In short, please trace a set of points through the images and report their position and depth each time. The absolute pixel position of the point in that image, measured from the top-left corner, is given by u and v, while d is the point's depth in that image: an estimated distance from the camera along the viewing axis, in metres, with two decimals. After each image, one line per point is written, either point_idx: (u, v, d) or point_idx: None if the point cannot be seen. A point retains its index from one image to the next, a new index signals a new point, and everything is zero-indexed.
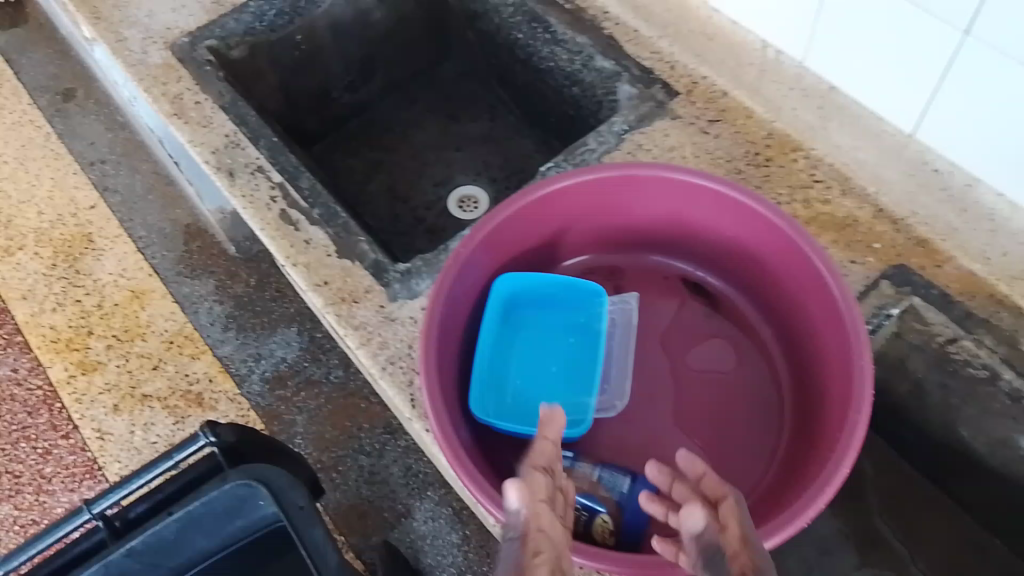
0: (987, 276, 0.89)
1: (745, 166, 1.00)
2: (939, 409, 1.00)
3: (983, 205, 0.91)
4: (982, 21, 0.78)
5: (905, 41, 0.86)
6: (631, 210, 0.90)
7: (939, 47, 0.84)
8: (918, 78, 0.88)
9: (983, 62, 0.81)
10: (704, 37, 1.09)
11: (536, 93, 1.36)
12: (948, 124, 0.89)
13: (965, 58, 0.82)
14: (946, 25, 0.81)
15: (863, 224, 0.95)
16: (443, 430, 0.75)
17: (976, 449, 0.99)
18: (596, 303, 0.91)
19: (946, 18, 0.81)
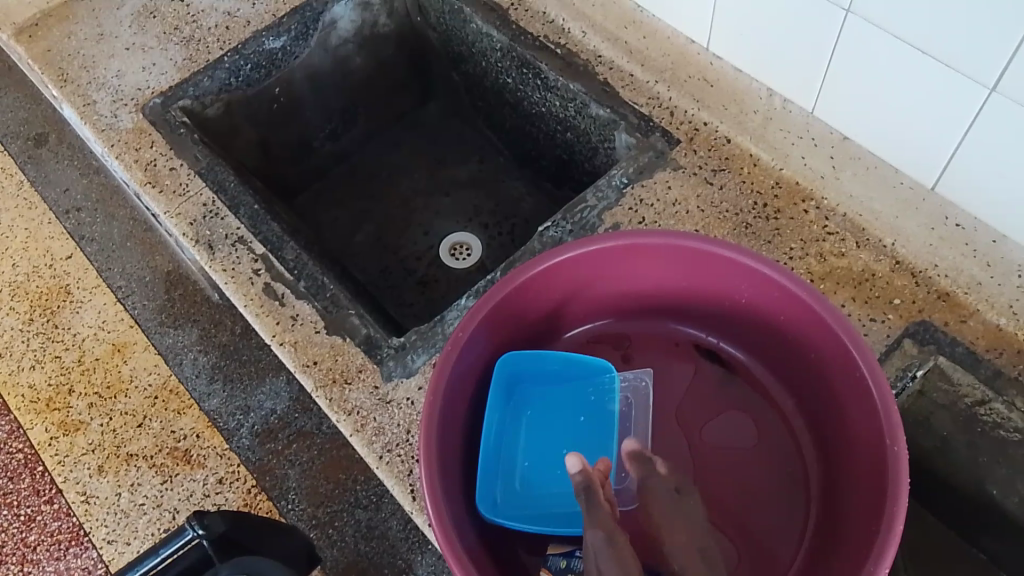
0: (1014, 330, 0.84)
1: (753, 219, 0.95)
2: (968, 467, 0.95)
3: (1010, 260, 0.87)
4: (1012, 76, 0.74)
5: (925, 92, 0.82)
6: (637, 278, 0.85)
7: (963, 102, 0.80)
8: (938, 130, 0.84)
9: (1009, 119, 0.77)
10: (705, 82, 1.04)
11: (526, 136, 1.31)
12: (971, 176, 0.85)
13: (991, 115, 0.78)
14: (972, 80, 0.77)
15: (881, 277, 0.89)
16: (440, 517, 0.68)
17: (1008, 508, 0.93)
18: (606, 379, 0.86)
19: (971, 71, 0.77)
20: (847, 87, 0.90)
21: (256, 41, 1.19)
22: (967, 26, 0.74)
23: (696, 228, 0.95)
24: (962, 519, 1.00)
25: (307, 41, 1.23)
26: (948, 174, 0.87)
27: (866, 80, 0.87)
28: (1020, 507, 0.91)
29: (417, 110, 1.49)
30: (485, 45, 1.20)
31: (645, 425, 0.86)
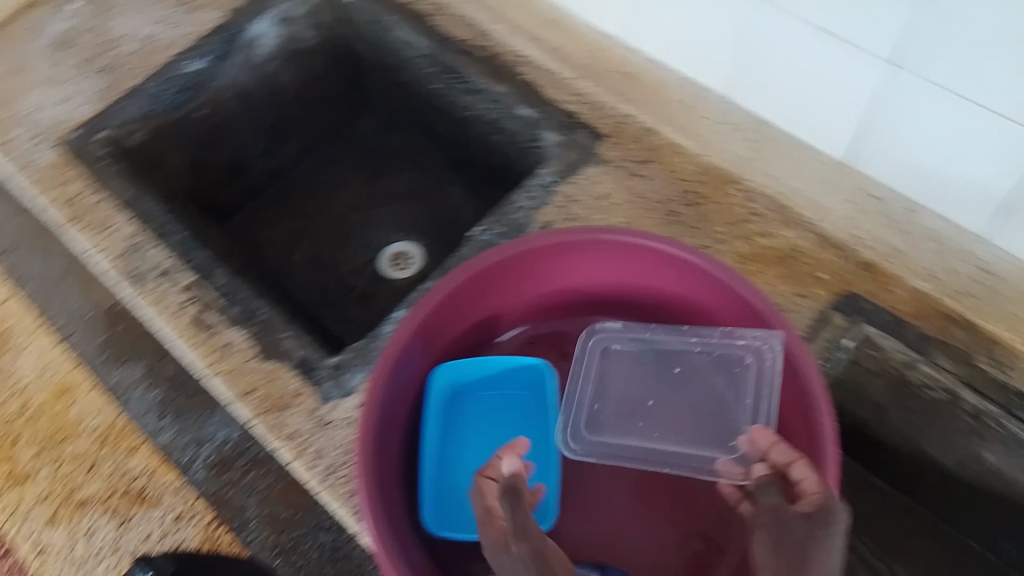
0: (934, 293, 0.86)
1: (680, 207, 0.96)
2: (903, 429, 0.97)
3: (928, 228, 0.89)
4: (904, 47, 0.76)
5: (827, 68, 0.84)
6: (568, 275, 0.85)
7: (861, 74, 0.81)
8: (842, 102, 0.86)
9: (906, 89, 0.79)
10: (625, 76, 1.05)
11: (461, 146, 1.32)
12: (881, 148, 0.87)
13: (891, 87, 0.80)
14: (867, 54, 0.79)
15: (807, 254, 0.91)
16: (382, 539, 0.67)
17: (945, 464, 0.98)
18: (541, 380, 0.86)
19: (866, 47, 0.78)
20: (757, 70, 0.91)
21: (176, 65, 1.17)
22: (868, 23, 0.76)
23: (624, 221, 0.97)
24: (902, 478, 1.04)
25: (229, 61, 1.21)
26: (860, 156, 0.91)
27: (775, 62, 0.88)
28: (955, 460, 0.96)
29: (352, 123, 1.48)
30: (408, 54, 1.19)
31: (718, 391, 0.82)
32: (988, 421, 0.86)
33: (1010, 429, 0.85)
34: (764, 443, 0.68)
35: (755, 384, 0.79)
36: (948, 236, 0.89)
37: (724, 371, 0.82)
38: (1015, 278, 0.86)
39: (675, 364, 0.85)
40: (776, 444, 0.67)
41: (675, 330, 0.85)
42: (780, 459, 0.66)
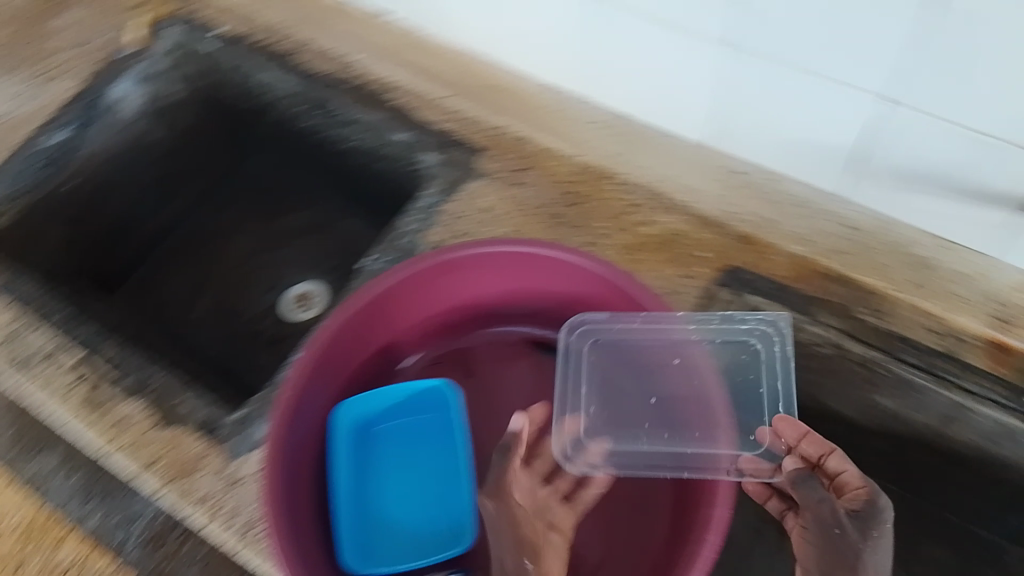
0: (810, 255, 0.90)
1: (562, 208, 0.98)
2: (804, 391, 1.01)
3: (794, 194, 0.91)
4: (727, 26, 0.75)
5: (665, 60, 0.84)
6: (461, 292, 0.86)
7: (695, 56, 0.80)
8: (688, 83, 0.85)
9: (742, 67, 0.78)
10: (492, 88, 1.06)
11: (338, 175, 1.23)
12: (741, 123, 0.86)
13: (727, 64, 0.79)
14: (697, 36, 0.78)
15: (689, 235, 0.94)
16: None
17: (849, 416, 1.00)
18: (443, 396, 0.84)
19: (691, 33, 0.78)
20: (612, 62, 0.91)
21: (35, 142, 1.13)
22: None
23: (511, 230, 0.98)
24: None
25: (94, 129, 1.17)
26: (714, 130, 0.91)
27: (622, 51, 0.87)
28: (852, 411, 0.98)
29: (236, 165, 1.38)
30: (272, 98, 1.17)
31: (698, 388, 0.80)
32: (875, 369, 0.88)
33: (895, 373, 0.87)
34: (790, 439, 0.80)
35: (768, 367, 0.86)
36: (813, 199, 0.90)
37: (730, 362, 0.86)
38: (877, 227, 0.88)
39: (656, 351, 0.84)
40: (807, 438, 0.79)
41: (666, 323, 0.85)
42: (812, 454, 0.79)
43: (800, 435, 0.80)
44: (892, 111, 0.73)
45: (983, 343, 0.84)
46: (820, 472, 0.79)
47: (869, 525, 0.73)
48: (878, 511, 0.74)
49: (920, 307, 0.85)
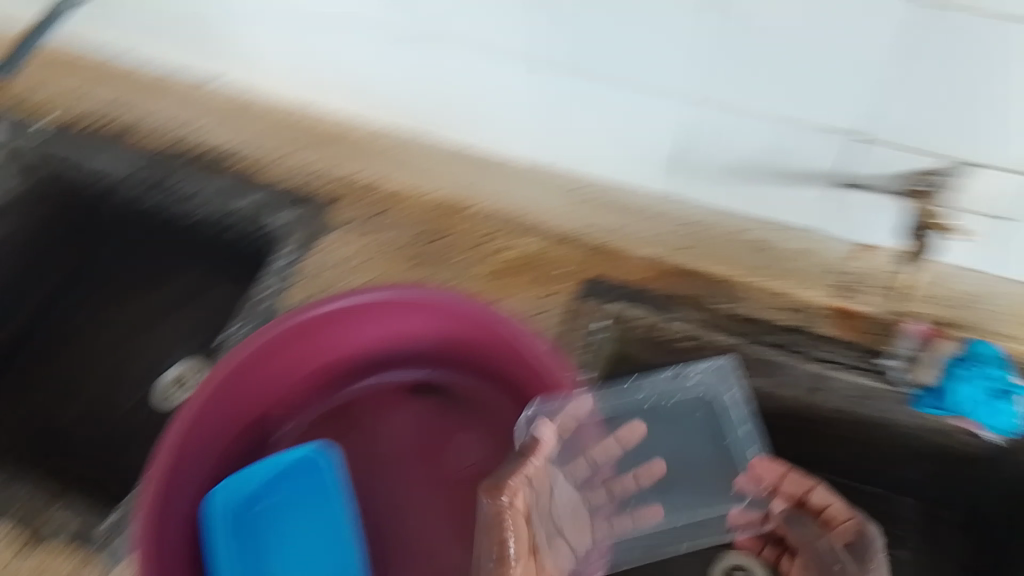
0: (663, 256, 0.94)
1: (420, 247, 0.98)
2: None
3: (633, 201, 0.97)
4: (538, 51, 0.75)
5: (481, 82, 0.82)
6: (323, 348, 0.84)
7: (506, 79, 0.80)
8: (509, 110, 0.84)
9: (554, 84, 0.78)
10: (334, 138, 1.06)
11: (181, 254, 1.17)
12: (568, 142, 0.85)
13: (542, 84, 0.78)
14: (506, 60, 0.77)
15: (549, 252, 0.96)
16: None
17: None
18: (314, 458, 0.81)
19: (508, 58, 0.77)
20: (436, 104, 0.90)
21: None
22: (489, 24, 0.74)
23: (372, 278, 0.96)
24: None
25: None
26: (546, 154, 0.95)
27: (444, 83, 0.85)
28: None
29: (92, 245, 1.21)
30: (109, 183, 1.11)
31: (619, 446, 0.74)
32: (740, 354, 0.89)
33: (756, 354, 0.88)
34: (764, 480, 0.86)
35: (728, 414, 0.92)
36: (648, 200, 0.96)
37: (689, 419, 0.93)
38: (710, 220, 0.94)
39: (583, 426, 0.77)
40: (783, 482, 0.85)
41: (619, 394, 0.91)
42: (793, 491, 0.85)
43: (782, 476, 0.85)
44: (700, 111, 0.73)
45: (829, 312, 0.89)
46: (809, 508, 0.84)
47: (862, 553, 0.76)
48: (869, 539, 0.77)
49: (763, 287, 0.91)
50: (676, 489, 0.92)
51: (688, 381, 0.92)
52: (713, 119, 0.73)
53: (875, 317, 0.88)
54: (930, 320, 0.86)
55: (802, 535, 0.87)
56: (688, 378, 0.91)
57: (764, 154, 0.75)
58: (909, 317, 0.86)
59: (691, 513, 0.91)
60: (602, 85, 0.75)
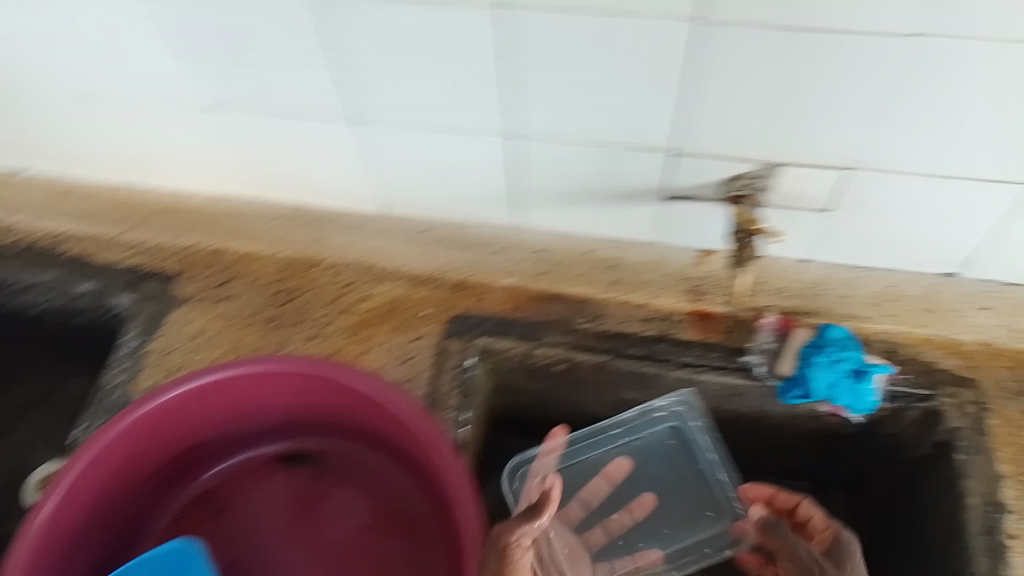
0: (522, 284, 0.93)
1: (276, 309, 0.94)
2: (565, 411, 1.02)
3: (478, 238, 0.97)
4: (357, 107, 0.73)
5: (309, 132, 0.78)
6: (176, 432, 0.80)
7: (331, 134, 0.77)
8: (339, 165, 0.81)
9: (378, 135, 0.76)
10: (164, 213, 1.02)
11: (21, 354, 1.11)
12: (407, 186, 0.83)
13: (370, 138, 0.77)
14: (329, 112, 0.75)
15: (404, 299, 0.93)
16: None
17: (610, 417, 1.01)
18: (181, 550, 0.75)
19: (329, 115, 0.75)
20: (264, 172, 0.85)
21: None
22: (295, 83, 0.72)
23: (227, 349, 0.92)
24: None
25: None
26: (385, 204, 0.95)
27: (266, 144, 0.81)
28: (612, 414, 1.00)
29: None
30: None
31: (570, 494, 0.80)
32: (610, 369, 0.90)
33: (624, 367, 0.89)
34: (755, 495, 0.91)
35: (693, 443, 0.97)
36: (498, 237, 0.96)
37: (663, 449, 0.98)
38: (558, 243, 0.95)
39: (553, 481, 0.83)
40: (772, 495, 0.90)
41: (596, 434, 1.00)
42: (786, 502, 0.89)
43: (768, 497, 0.91)
44: (524, 146, 0.72)
45: (688, 317, 0.89)
46: (794, 520, 0.89)
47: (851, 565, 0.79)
48: (844, 546, 0.82)
49: (622, 301, 0.91)
50: (669, 520, 0.98)
51: (655, 415, 0.96)
52: (535, 149, 0.73)
53: (731, 313, 0.88)
54: (778, 312, 0.87)
55: (779, 542, 0.90)
56: (653, 413, 0.95)
57: (591, 180, 0.75)
58: (762, 312, 0.88)
59: (676, 537, 0.97)
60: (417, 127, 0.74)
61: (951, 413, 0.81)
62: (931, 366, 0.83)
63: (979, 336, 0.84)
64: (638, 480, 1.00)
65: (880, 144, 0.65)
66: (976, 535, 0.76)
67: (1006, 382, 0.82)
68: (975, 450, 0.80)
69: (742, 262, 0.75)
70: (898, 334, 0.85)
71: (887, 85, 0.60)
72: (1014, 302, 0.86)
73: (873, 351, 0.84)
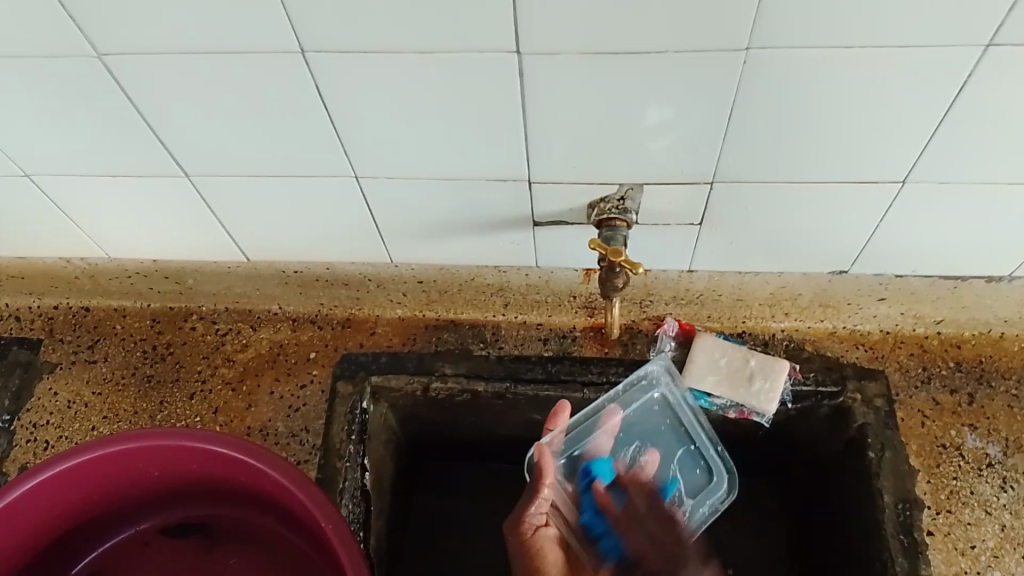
0: (411, 315, 0.87)
1: (153, 367, 0.86)
2: (479, 446, 0.95)
3: (349, 274, 0.88)
4: (193, 163, 0.67)
5: (147, 195, 0.72)
6: (45, 525, 0.73)
7: (172, 193, 0.71)
8: (192, 226, 0.76)
9: (220, 188, 0.70)
10: (14, 281, 0.93)
11: None
12: (265, 237, 0.77)
13: (215, 195, 0.71)
14: (165, 174, 0.69)
15: (288, 343, 0.87)
16: None
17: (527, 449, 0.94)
18: None
19: (162, 172, 0.69)
20: (104, 231, 0.79)
21: None
22: (116, 136, 0.65)
23: (104, 416, 0.84)
24: None
25: None
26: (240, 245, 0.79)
27: (103, 197, 0.73)
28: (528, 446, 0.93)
29: None
30: None
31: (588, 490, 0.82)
32: (513, 397, 0.82)
33: (526, 393, 0.81)
34: (760, 380, 0.78)
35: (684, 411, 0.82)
36: (367, 272, 0.87)
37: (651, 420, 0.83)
38: (436, 273, 0.87)
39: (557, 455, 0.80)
40: (778, 384, 0.77)
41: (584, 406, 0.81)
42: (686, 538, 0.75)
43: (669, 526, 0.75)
44: (374, 183, 0.67)
45: (585, 331, 0.84)
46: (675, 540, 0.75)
47: None
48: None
49: (520, 320, 0.85)
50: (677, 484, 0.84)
51: (641, 387, 0.81)
52: (374, 188, 0.67)
53: (625, 326, 0.83)
54: (676, 318, 0.83)
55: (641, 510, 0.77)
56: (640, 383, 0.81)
57: (448, 215, 0.70)
58: (663, 317, 0.83)
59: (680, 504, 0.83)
60: (255, 169, 0.67)
61: (858, 408, 0.76)
62: (836, 361, 0.80)
63: (880, 324, 0.81)
64: (638, 436, 0.84)
65: (738, 166, 0.62)
66: (893, 536, 0.71)
67: (912, 371, 0.79)
68: (885, 447, 0.74)
69: (603, 292, 0.71)
70: (801, 331, 0.81)
71: (732, 111, 0.56)
72: (905, 290, 0.80)
73: (775, 351, 0.80)
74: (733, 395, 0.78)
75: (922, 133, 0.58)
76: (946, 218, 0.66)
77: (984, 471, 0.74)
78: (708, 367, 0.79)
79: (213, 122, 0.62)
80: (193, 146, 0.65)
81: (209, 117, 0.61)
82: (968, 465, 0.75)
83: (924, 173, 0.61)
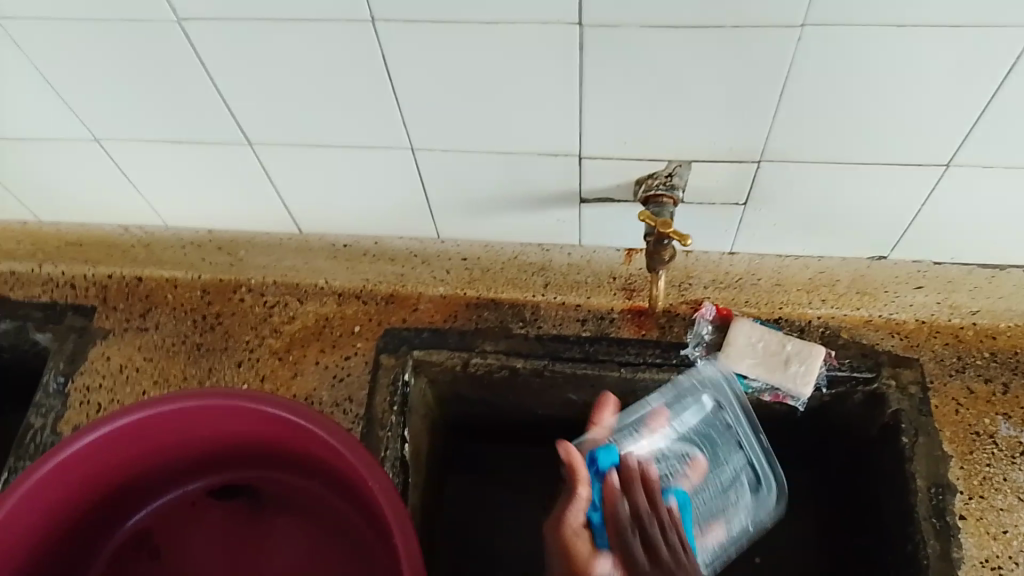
0: (452, 294, 0.88)
1: (203, 336, 0.89)
2: (514, 426, 0.97)
3: (399, 250, 0.92)
4: (254, 132, 0.70)
5: (210, 164, 0.75)
6: (101, 478, 0.76)
7: (232, 161, 0.74)
8: (249, 196, 0.79)
9: (279, 158, 0.73)
10: (72, 248, 0.97)
11: None
12: (318, 209, 0.80)
13: (274, 164, 0.74)
14: (226, 142, 0.72)
15: (333, 316, 0.89)
16: None
17: (561, 430, 0.96)
18: None
19: (224, 140, 0.72)
20: (163, 199, 0.82)
21: None
22: (184, 103, 0.68)
23: (155, 381, 0.87)
24: None
25: None
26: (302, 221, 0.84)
27: (166, 164, 0.76)
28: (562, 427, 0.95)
29: None
30: None
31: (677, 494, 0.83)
32: (551, 374, 0.84)
33: (564, 370, 0.83)
34: (797, 365, 0.79)
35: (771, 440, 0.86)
36: (414, 248, 0.92)
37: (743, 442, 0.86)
38: (481, 252, 0.90)
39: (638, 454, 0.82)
40: (815, 368, 0.79)
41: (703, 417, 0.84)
42: None
43: None
44: (429, 156, 0.69)
45: (625, 314, 0.85)
46: None
47: None
48: None
49: (559, 301, 0.86)
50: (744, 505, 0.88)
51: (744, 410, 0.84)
52: (428, 161, 0.70)
53: (664, 309, 0.84)
54: (713, 302, 0.84)
55: None
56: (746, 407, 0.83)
57: (498, 190, 0.72)
58: (700, 301, 0.84)
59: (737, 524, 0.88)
60: (312, 139, 0.70)
61: (893, 394, 0.78)
62: (872, 348, 0.80)
63: (916, 314, 0.81)
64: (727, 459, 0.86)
65: (784, 145, 0.63)
66: (925, 519, 0.73)
67: (947, 360, 0.80)
68: (919, 431, 0.76)
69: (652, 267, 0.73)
70: (837, 319, 0.82)
71: (782, 88, 0.58)
72: (941, 278, 0.83)
73: (811, 337, 0.81)
74: (771, 379, 0.80)
75: (966, 117, 0.59)
76: (986, 203, 0.67)
77: (1018, 460, 0.75)
78: (746, 350, 0.80)
79: (276, 90, 0.64)
80: (258, 115, 0.68)
81: (274, 85, 0.64)
82: (1001, 452, 0.75)
83: (968, 156, 0.63)
